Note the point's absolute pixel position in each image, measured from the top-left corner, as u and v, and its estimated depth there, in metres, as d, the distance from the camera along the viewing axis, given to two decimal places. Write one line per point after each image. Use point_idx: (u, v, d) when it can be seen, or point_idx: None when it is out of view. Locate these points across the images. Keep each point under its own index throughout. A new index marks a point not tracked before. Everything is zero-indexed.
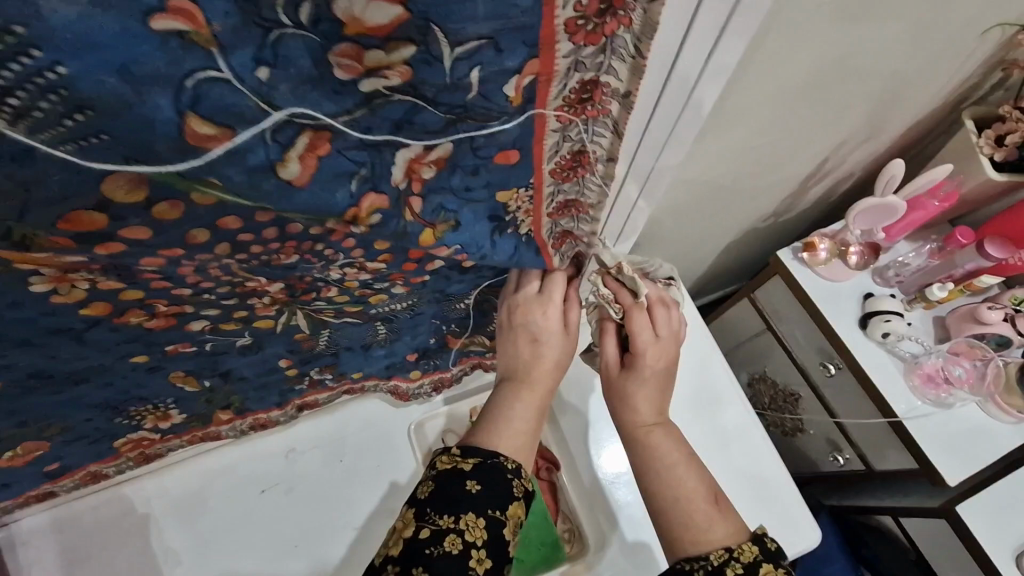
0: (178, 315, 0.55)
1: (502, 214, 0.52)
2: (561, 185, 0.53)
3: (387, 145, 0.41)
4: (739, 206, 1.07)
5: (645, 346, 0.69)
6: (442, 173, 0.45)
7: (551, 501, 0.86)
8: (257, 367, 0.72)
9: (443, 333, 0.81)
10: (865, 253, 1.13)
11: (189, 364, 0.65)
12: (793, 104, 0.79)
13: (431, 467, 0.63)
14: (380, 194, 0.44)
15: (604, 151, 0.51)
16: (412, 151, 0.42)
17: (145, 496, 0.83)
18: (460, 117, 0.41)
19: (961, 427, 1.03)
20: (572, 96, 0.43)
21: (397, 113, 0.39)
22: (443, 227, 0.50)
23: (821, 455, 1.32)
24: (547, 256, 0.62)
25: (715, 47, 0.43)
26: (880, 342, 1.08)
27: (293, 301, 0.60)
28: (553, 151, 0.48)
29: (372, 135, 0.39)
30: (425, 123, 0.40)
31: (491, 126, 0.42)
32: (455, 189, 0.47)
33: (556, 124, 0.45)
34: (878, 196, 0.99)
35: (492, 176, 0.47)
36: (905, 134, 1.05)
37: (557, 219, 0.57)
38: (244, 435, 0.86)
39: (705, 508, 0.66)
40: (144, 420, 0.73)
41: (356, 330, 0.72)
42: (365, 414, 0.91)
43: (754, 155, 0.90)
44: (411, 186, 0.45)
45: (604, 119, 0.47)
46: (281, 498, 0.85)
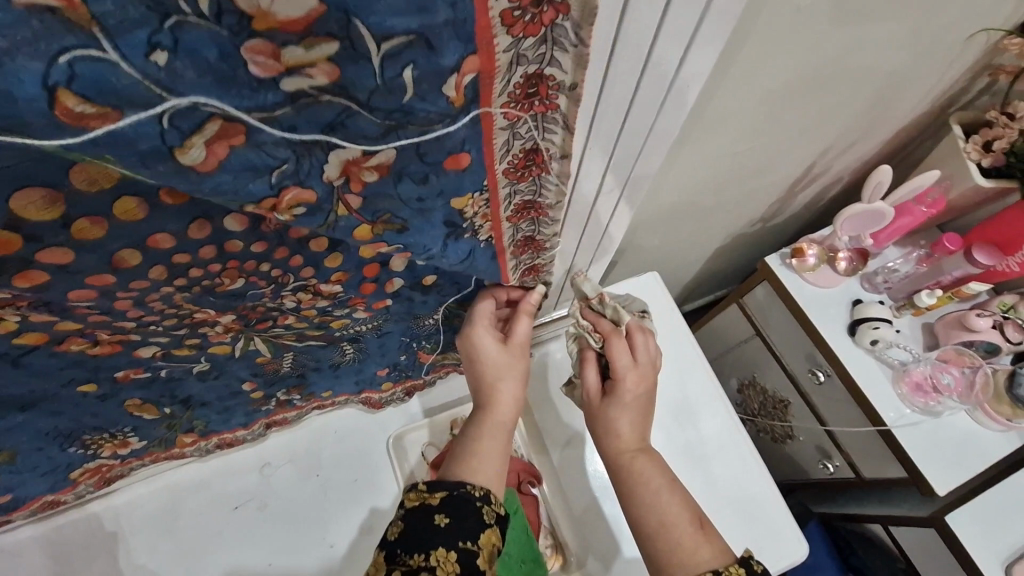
0: (124, 341, 0.54)
1: (458, 220, 0.49)
2: (517, 185, 0.49)
3: (316, 144, 0.36)
4: (728, 210, 1.06)
5: (624, 371, 0.70)
6: (386, 180, 0.41)
7: (533, 515, 0.83)
8: (219, 392, 0.72)
9: (414, 350, 0.80)
10: (855, 259, 1.11)
11: (144, 391, 0.64)
12: (784, 106, 0.78)
13: (399, 505, 0.61)
14: (308, 188, 0.39)
15: (557, 148, 0.46)
16: (350, 154, 0.38)
17: (117, 513, 0.81)
18: (402, 123, 0.37)
19: (948, 437, 1.02)
20: (517, 91, 0.39)
21: (329, 114, 0.35)
22: (384, 226, 0.45)
23: (811, 462, 1.31)
24: (505, 262, 0.60)
25: (693, 37, 0.40)
26: (868, 349, 1.07)
27: (247, 329, 0.60)
28: (503, 149, 0.44)
29: (297, 135, 0.35)
30: (361, 129, 0.36)
31: (434, 130, 0.38)
32: (405, 199, 0.43)
33: (503, 121, 0.41)
34: (866, 202, 0.98)
35: (445, 183, 0.43)
36: (892, 138, 1.04)
37: (517, 224, 0.54)
38: (206, 454, 0.83)
39: (691, 531, 0.64)
40: (102, 448, 0.72)
41: (321, 352, 0.72)
42: (341, 428, 0.88)
43: (744, 159, 0.88)
44: (349, 186, 0.40)
45: (553, 115, 0.43)
46: (255, 515, 0.82)
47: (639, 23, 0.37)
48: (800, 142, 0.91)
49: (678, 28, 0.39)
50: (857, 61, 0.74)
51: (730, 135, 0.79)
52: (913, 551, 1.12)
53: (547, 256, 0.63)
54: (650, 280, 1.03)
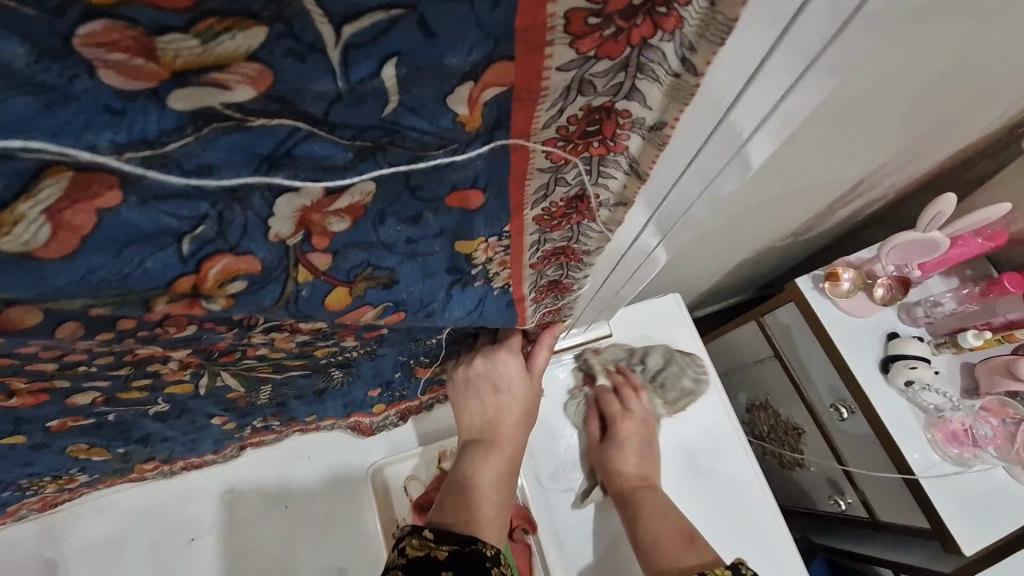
0: (50, 390, 0.41)
1: (464, 266, 0.38)
2: (549, 233, 0.39)
3: (251, 189, 0.24)
4: (761, 229, 0.92)
5: (617, 419, 0.80)
6: (361, 223, 0.29)
7: (525, 568, 0.76)
8: (184, 428, 0.60)
9: (410, 366, 0.65)
10: (893, 286, 1.00)
11: (90, 436, 0.53)
12: (869, 119, 0.61)
13: (399, 554, 0.51)
14: (244, 255, 0.27)
15: (611, 195, 0.36)
16: (308, 198, 0.25)
17: (54, 539, 0.72)
18: (383, 145, 0.24)
19: (987, 489, 0.93)
20: (571, 127, 0.28)
21: (267, 145, 0.22)
22: (366, 286, 0.35)
23: (819, 494, 1.21)
24: (523, 308, 0.50)
25: (786, 96, 0.27)
26: (902, 390, 0.97)
27: (211, 363, 0.45)
28: (539, 194, 0.33)
29: (218, 179, 0.23)
30: (316, 155, 0.23)
31: (432, 157, 0.26)
32: (389, 243, 0.32)
33: (545, 163, 0.30)
34: (921, 231, 0.87)
35: (444, 222, 0.32)
36: (955, 157, 0.91)
37: (541, 269, 0.44)
38: (174, 475, 0.74)
39: (678, 546, 0.67)
40: (46, 487, 0.62)
41: (304, 380, 0.58)
42: (315, 453, 0.79)
43: (800, 178, 0.73)
44: (310, 241, 0.29)
45: (616, 157, 0.32)
46: (214, 550, 0.74)
47: (738, 53, 0.23)
48: (862, 165, 0.77)
49: (771, 87, 0.26)
50: (972, 79, 0.61)
51: (788, 165, 0.66)
52: None
53: (568, 296, 0.55)
54: (670, 301, 0.92)
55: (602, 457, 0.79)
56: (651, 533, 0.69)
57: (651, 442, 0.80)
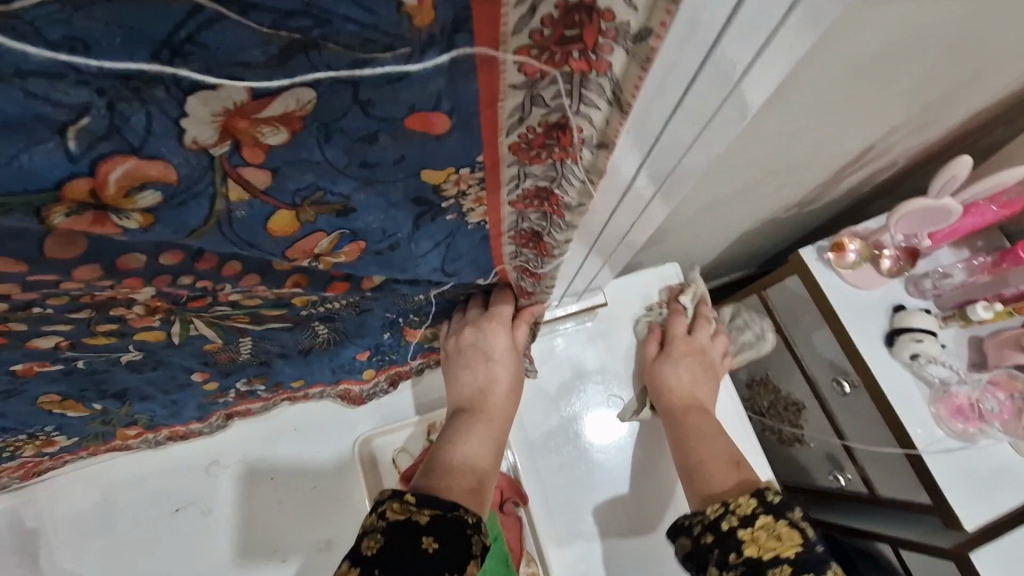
0: (7, 334, 0.38)
1: (433, 198, 0.34)
2: (528, 168, 0.34)
3: (152, 81, 0.21)
4: (761, 199, 0.87)
5: (680, 342, 0.77)
6: (302, 140, 0.26)
7: (516, 542, 0.74)
8: (163, 385, 0.58)
9: (398, 327, 0.62)
10: (901, 258, 0.96)
11: (60, 385, 0.50)
12: (893, 73, 0.58)
13: (377, 515, 0.49)
14: (154, 160, 0.24)
15: (595, 132, 0.31)
16: (228, 101, 0.22)
17: (40, 510, 0.71)
18: (315, 40, 0.21)
19: (992, 467, 0.90)
20: (545, 31, 0.24)
21: (159, 26, 0.19)
22: (316, 210, 0.31)
23: (818, 470, 1.19)
24: (498, 246, 0.44)
25: (772, 37, 0.27)
26: (907, 363, 0.94)
27: (181, 309, 0.42)
28: (514, 116, 0.29)
29: (95, 61, 0.20)
30: (231, 50, 0.21)
31: (379, 64, 0.23)
32: (339, 166, 0.29)
33: (518, 77, 0.26)
34: (930, 197, 0.83)
35: (406, 148, 0.29)
36: (970, 122, 0.86)
37: (522, 211, 0.40)
38: (160, 447, 0.72)
39: (721, 468, 0.63)
40: (24, 449, 0.60)
41: (285, 335, 0.56)
42: (301, 423, 0.77)
43: (813, 141, 0.69)
44: (242, 153, 0.26)
45: (600, 78, 0.27)
46: (199, 520, 0.72)
47: None
48: (867, 132, 0.74)
49: (764, 13, 0.25)
50: (986, 38, 0.58)
51: (789, 132, 0.63)
52: None
53: (553, 263, 0.49)
54: (670, 271, 0.86)
55: (655, 372, 0.76)
56: (698, 455, 0.66)
57: (709, 371, 0.77)
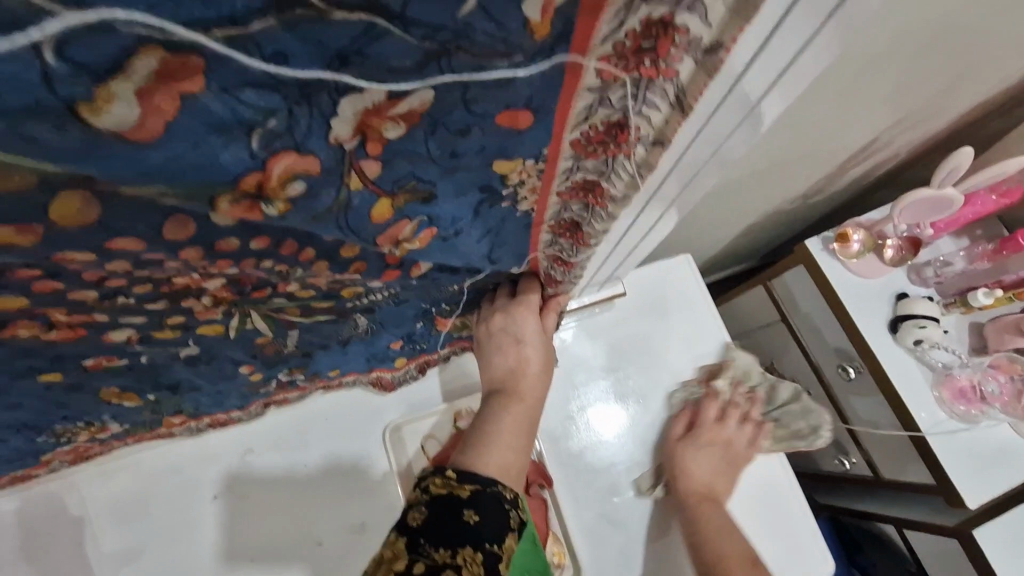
0: (89, 325, 0.41)
1: (497, 186, 0.37)
2: (582, 161, 0.37)
3: (321, 88, 0.23)
4: (768, 192, 0.90)
5: (708, 430, 0.81)
6: (415, 133, 0.29)
7: (542, 522, 0.77)
8: (211, 376, 0.60)
9: (431, 316, 0.65)
10: (904, 248, 0.99)
11: (123, 380, 0.53)
12: (897, 68, 0.61)
13: (422, 490, 0.53)
14: (307, 155, 0.27)
15: (651, 132, 0.34)
16: (369, 102, 0.25)
17: (82, 496, 0.73)
18: (450, 49, 0.23)
19: (991, 446, 0.94)
20: (627, 43, 0.27)
21: (340, 39, 0.21)
22: (407, 198, 0.34)
23: (823, 455, 1.22)
24: (538, 235, 0.47)
25: (809, 44, 0.29)
26: (909, 349, 0.98)
27: (243, 300, 0.45)
28: (581, 116, 0.32)
29: (290, 72, 0.22)
30: (384, 58, 0.23)
31: (494, 68, 0.25)
32: (434, 156, 0.31)
33: (594, 81, 0.29)
34: (933, 187, 0.86)
35: (488, 139, 0.31)
36: (968, 116, 0.90)
37: (566, 201, 0.43)
38: (199, 434, 0.74)
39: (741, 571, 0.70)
40: (78, 435, 0.62)
41: (329, 326, 0.58)
42: (331, 412, 0.79)
43: (820, 134, 0.72)
44: (365, 148, 0.28)
45: (665, 84, 0.30)
46: (234, 505, 0.75)
47: None
48: (867, 129, 0.77)
49: (785, 47, 0.29)
50: (984, 36, 0.61)
51: (795, 129, 0.66)
52: (925, 554, 1.08)
53: (586, 251, 0.52)
54: (681, 262, 0.89)
55: (680, 454, 0.79)
56: (713, 548, 0.72)
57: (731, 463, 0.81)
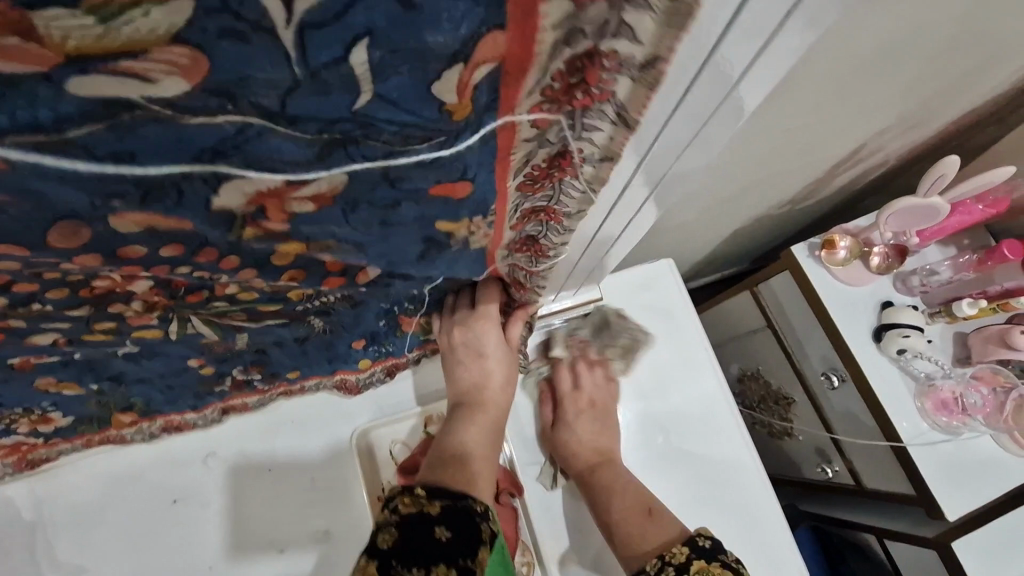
0: (7, 330, 0.39)
1: (442, 238, 0.38)
2: (529, 195, 0.37)
3: (185, 177, 0.25)
4: (752, 199, 0.88)
5: (567, 400, 0.79)
6: (330, 210, 0.31)
7: (512, 532, 0.74)
8: (161, 369, 0.58)
9: (394, 315, 0.63)
10: (891, 255, 0.98)
11: (59, 372, 0.51)
12: (884, 73, 0.58)
13: (390, 510, 0.51)
14: (177, 221, 0.28)
15: (597, 150, 0.32)
16: (265, 185, 0.27)
17: (34, 498, 0.71)
18: (354, 138, 0.25)
19: (974, 457, 0.93)
20: (556, 84, 0.27)
21: (206, 140, 0.23)
22: (323, 246, 0.35)
23: (806, 462, 1.21)
24: (494, 254, 0.45)
25: (765, 48, 0.27)
26: (893, 359, 0.96)
27: (178, 305, 0.43)
28: (520, 151, 0.31)
29: (140, 165, 0.23)
30: (271, 150, 0.25)
31: (414, 151, 0.27)
32: (362, 225, 0.34)
33: (534, 100, 0.27)
34: (920, 196, 0.84)
35: (428, 208, 0.34)
36: (955, 125, 0.88)
37: (519, 229, 0.42)
38: (155, 438, 0.72)
39: (640, 521, 0.68)
40: (19, 424, 0.60)
41: (283, 328, 0.56)
42: (295, 418, 0.77)
43: (805, 141, 0.70)
44: (266, 215, 0.30)
45: (601, 110, 0.29)
46: (195, 512, 0.73)
47: None
48: (859, 135, 0.76)
49: (763, 26, 0.25)
50: (988, 34, 0.59)
51: (780, 134, 0.64)
52: (905, 565, 1.07)
53: (547, 262, 0.50)
54: (664, 268, 0.85)
55: (554, 439, 0.78)
56: (612, 510, 0.70)
57: (606, 419, 0.78)
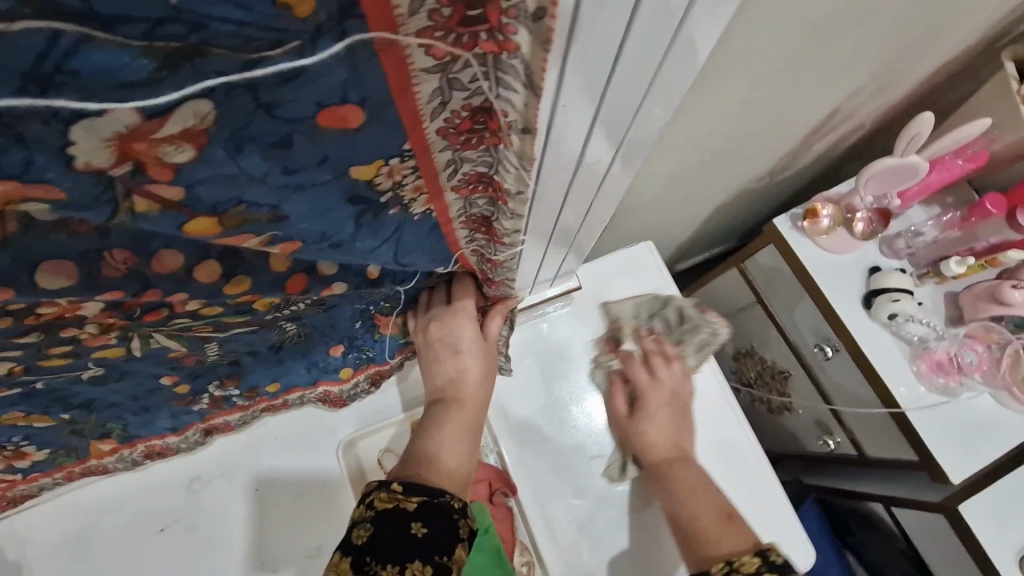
0: None
1: (369, 194, 0.34)
2: (462, 152, 0.33)
3: (29, 114, 0.20)
4: (727, 174, 0.86)
5: (645, 391, 0.74)
6: (211, 154, 0.25)
7: (507, 531, 0.73)
8: (130, 392, 0.56)
9: (369, 315, 0.61)
10: (874, 220, 0.97)
11: (23, 405, 0.50)
12: (850, 24, 0.57)
13: (367, 506, 0.51)
14: (37, 182, 0.23)
15: (518, 116, 0.30)
16: (120, 124, 0.22)
17: (21, 537, 0.69)
18: (197, 46, 0.20)
19: (975, 418, 0.91)
20: (444, 12, 0.22)
21: (24, 55, 0.18)
22: (243, 217, 0.30)
23: (808, 435, 1.20)
24: (452, 234, 0.44)
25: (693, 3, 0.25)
26: (886, 324, 0.94)
27: (136, 324, 0.41)
28: (433, 100, 0.28)
29: None
30: (105, 68, 0.19)
31: (271, 63, 0.22)
32: (260, 176, 0.28)
33: (427, 61, 0.25)
34: (896, 156, 0.83)
35: (323, 146, 0.28)
36: (927, 82, 0.87)
37: (467, 196, 0.39)
38: (138, 465, 0.70)
39: (716, 521, 0.63)
40: None
41: (252, 337, 0.54)
42: (280, 433, 0.75)
43: (778, 104, 0.68)
44: (149, 172, 0.25)
45: (511, 60, 0.26)
46: (183, 539, 0.71)
47: None
48: (826, 97, 0.74)
49: None
50: None
51: (747, 100, 0.63)
52: (914, 531, 1.05)
53: (509, 249, 0.48)
54: (642, 250, 0.84)
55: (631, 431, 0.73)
56: (687, 507, 0.65)
57: (684, 413, 0.74)
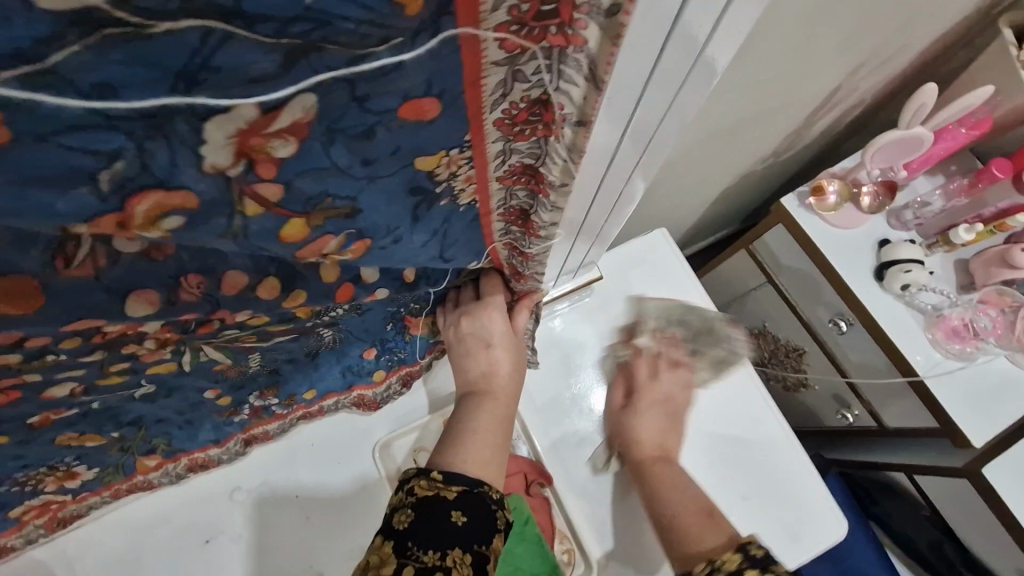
0: (22, 386, 0.38)
1: (428, 185, 0.35)
2: (513, 143, 0.35)
3: (172, 114, 0.22)
4: (733, 158, 0.87)
5: (645, 389, 0.76)
6: (309, 147, 0.27)
7: (546, 521, 0.73)
8: (176, 407, 0.57)
9: (400, 316, 0.62)
10: (880, 194, 0.97)
11: (79, 425, 0.51)
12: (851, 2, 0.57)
13: (407, 493, 0.52)
14: (178, 189, 0.25)
15: (576, 110, 0.31)
16: (242, 120, 0.23)
17: (68, 557, 0.70)
18: (315, 42, 0.21)
19: (992, 381, 0.93)
20: (522, 8, 0.24)
21: (178, 56, 0.20)
22: (325, 215, 0.32)
23: (825, 410, 1.22)
24: (489, 227, 0.45)
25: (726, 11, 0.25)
26: (898, 294, 0.96)
27: (190, 337, 0.43)
28: (497, 92, 0.29)
29: (124, 100, 0.20)
30: (240, 65, 0.21)
31: (376, 57, 0.23)
32: (345, 167, 0.29)
33: (498, 54, 0.27)
34: (903, 128, 0.84)
35: (401, 137, 0.29)
36: (926, 54, 0.88)
37: (510, 186, 0.40)
38: (180, 478, 0.71)
39: (698, 518, 0.66)
40: (46, 483, 0.59)
41: (292, 345, 0.55)
42: (316, 440, 0.76)
43: (784, 86, 0.69)
44: (257, 170, 0.26)
45: (575, 54, 0.27)
46: (229, 549, 0.72)
47: None
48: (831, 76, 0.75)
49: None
50: None
51: (755, 82, 0.64)
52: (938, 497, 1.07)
53: (541, 242, 0.49)
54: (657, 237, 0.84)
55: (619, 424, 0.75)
56: (665, 507, 0.68)
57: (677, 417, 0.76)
